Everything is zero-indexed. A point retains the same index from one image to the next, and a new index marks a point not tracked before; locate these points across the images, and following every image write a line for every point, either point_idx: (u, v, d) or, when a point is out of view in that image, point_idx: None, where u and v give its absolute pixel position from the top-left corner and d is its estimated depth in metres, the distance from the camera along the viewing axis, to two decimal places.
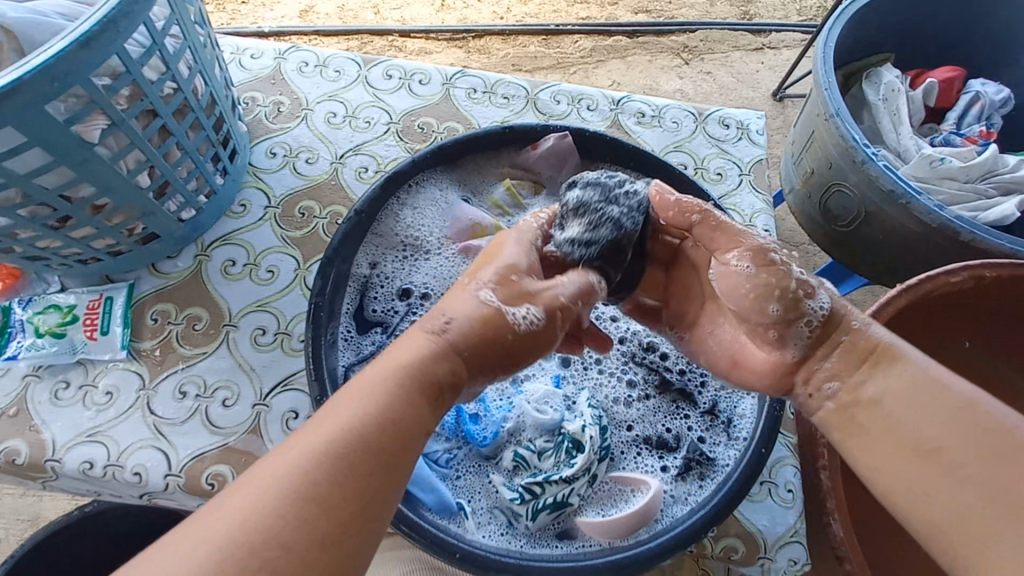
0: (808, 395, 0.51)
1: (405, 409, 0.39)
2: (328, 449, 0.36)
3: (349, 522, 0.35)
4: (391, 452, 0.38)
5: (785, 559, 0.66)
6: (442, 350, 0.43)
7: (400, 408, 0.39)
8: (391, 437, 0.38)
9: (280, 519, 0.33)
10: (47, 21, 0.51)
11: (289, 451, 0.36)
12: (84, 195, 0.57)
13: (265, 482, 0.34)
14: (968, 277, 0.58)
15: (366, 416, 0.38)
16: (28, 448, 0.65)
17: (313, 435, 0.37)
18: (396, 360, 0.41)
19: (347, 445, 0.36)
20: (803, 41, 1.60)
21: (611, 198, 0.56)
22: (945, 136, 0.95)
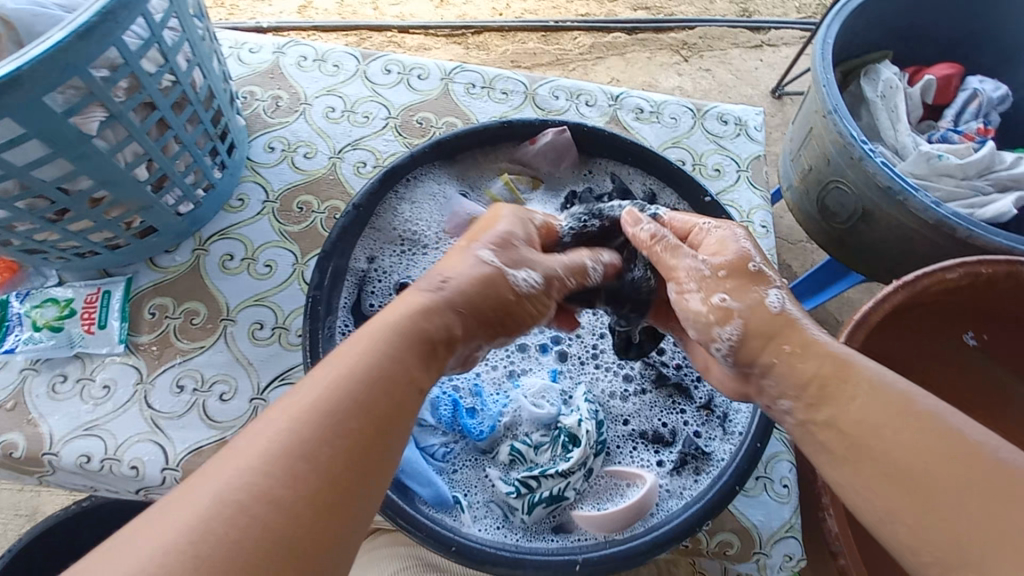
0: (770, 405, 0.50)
1: (396, 361, 0.40)
2: (320, 404, 0.36)
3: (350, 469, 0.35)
4: (384, 402, 0.38)
5: (781, 555, 0.67)
6: (432, 305, 0.44)
7: (393, 361, 0.40)
8: (385, 388, 0.39)
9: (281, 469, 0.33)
10: (45, 12, 0.51)
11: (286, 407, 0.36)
12: (82, 189, 0.57)
13: (263, 434, 0.34)
14: (962, 275, 0.59)
15: (359, 369, 0.38)
16: (25, 441, 0.65)
17: (305, 397, 0.36)
18: (388, 320, 0.42)
19: (341, 396, 0.37)
20: (802, 38, 1.60)
21: (595, 213, 0.63)
22: (943, 133, 0.95)
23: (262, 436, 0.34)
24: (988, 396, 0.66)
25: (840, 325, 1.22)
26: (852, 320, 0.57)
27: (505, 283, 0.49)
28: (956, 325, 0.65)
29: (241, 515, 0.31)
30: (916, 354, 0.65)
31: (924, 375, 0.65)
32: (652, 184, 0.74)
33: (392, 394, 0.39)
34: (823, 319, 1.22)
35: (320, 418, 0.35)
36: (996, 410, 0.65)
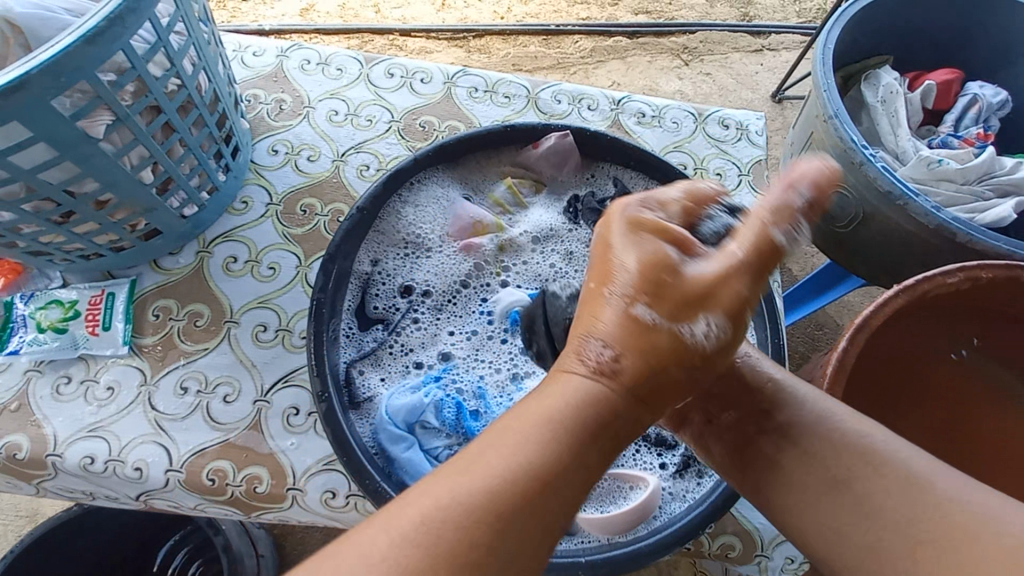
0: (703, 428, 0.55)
1: (574, 460, 0.34)
2: (497, 504, 0.32)
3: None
4: (558, 503, 0.33)
5: (782, 558, 0.67)
6: (611, 393, 0.37)
7: (568, 459, 0.34)
8: (561, 489, 0.34)
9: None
10: (54, 17, 0.51)
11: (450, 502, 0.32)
12: (88, 191, 0.57)
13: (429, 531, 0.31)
14: (963, 279, 0.59)
15: (530, 470, 0.33)
16: (30, 442, 0.65)
17: (479, 479, 0.33)
18: (560, 405, 0.36)
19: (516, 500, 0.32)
20: (802, 42, 1.61)
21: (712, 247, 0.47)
22: (942, 137, 0.95)
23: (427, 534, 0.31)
24: (992, 396, 0.66)
25: (840, 328, 1.22)
26: (853, 324, 0.57)
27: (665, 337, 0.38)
28: (957, 327, 0.65)
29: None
30: (915, 355, 0.65)
31: (924, 376, 0.66)
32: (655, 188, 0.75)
33: (567, 495, 0.34)
34: (823, 322, 1.22)
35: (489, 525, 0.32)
36: (995, 412, 0.65)
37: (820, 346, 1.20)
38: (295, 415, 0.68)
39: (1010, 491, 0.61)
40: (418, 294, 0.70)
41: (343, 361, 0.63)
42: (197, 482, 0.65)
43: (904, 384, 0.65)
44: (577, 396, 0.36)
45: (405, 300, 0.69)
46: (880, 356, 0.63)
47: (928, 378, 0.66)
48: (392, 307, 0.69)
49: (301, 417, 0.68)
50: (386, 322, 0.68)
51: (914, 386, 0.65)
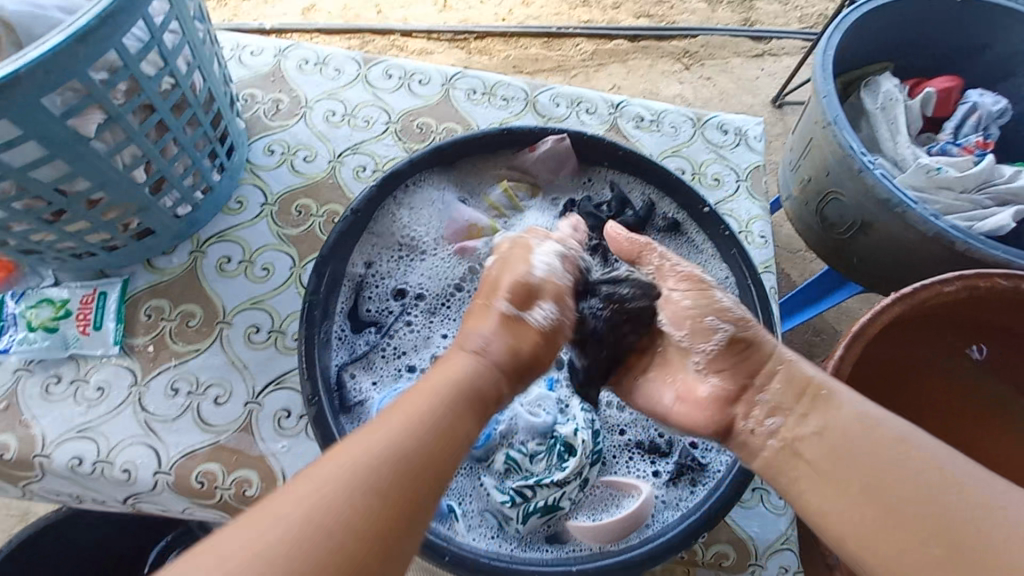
0: (750, 431, 0.52)
1: (463, 408, 0.43)
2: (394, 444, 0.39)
3: (423, 496, 0.38)
4: (451, 428, 0.42)
5: (775, 568, 0.66)
6: (481, 366, 0.47)
7: (458, 400, 0.44)
8: (447, 434, 0.41)
9: (361, 497, 0.35)
10: (45, 15, 0.51)
11: (362, 449, 0.38)
12: (80, 190, 0.57)
13: (346, 466, 0.36)
14: (961, 288, 0.58)
15: (419, 418, 0.41)
16: (18, 442, 0.65)
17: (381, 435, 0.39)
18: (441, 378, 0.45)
19: (416, 436, 0.40)
20: (804, 48, 1.60)
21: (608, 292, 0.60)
22: (942, 145, 0.95)
23: (343, 468, 0.36)
24: (983, 407, 0.65)
25: (838, 335, 1.22)
26: (850, 332, 0.57)
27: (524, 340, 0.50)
28: (954, 335, 0.64)
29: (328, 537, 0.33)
30: (915, 363, 0.65)
31: (918, 386, 0.65)
32: (652, 194, 0.74)
33: (462, 433, 0.42)
34: (821, 328, 1.22)
35: (399, 460, 0.38)
36: (990, 422, 0.65)
37: (818, 352, 1.19)
38: (286, 418, 0.68)
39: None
40: (412, 297, 0.70)
41: (335, 364, 0.62)
42: (186, 484, 0.64)
43: (904, 390, 0.65)
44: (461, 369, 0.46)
45: (399, 303, 0.69)
46: (881, 363, 0.63)
47: (925, 386, 0.66)
48: (386, 310, 0.68)
49: (293, 420, 0.68)
50: (379, 325, 0.67)
51: (913, 392, 0.65)
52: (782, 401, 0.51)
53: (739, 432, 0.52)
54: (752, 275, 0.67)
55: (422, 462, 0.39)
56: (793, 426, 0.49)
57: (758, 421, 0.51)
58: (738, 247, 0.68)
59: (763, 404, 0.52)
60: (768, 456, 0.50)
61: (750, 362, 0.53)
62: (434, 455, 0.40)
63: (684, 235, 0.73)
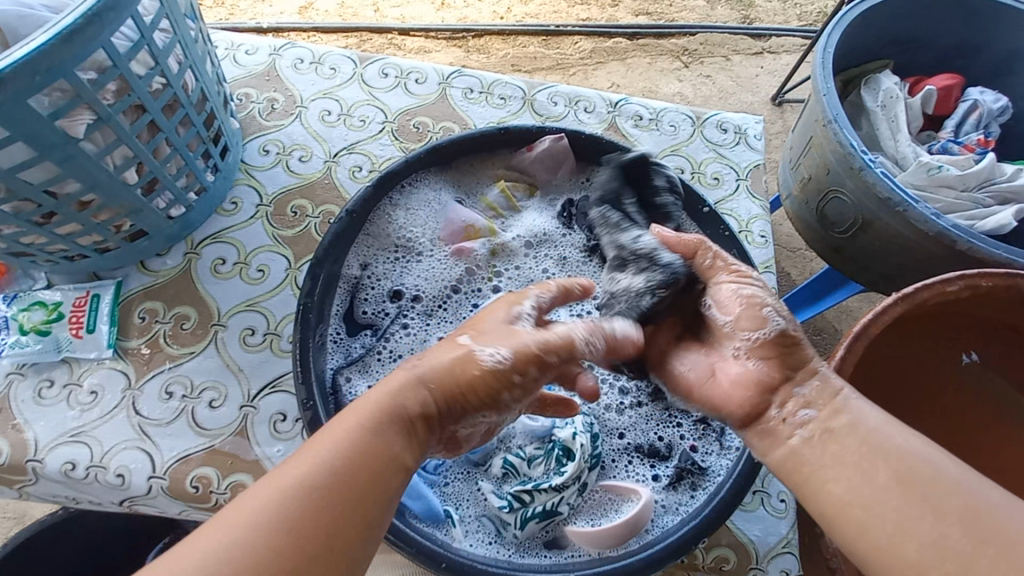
0: (780, 420, 0.49)
1: (385, 426, 0.42)
2: (329, 469, 0.39)
3: (334, 525, 0.37)
4: (367, 450, 0.40)
5: (777, 571, 0.66)
6: (412, 380, 0.44)
7: (383, 420, 0.42)
8: (362, 457, 0.40)
9: (260, 532, 0.35)
10: (32, 14, 0.50)
11: (269, 483, 0.37)
12: (71, 192, 0.56)
13: (267, 498, 0.37)
14: (963, 287, 0.57)
15: (332, 442, 0.40)
16: (10, 447, 0.64)
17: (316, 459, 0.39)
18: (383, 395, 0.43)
19: (328, 462, 0.39)
20: (803, 45, 1.59)
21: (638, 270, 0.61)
22: (942, 143, 0.94)
23: (246, 507, 0.36)
24: (987, 407, 0.65)
25: (839, 334, 1.21)
26: (851, 332, 0.56)
27: (472, 363, 0.46)
28: (956, 335, 0.64)
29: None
30: (917, 363, 0.64)
31: (921, 387, 0.65)
32: None
33: (383, 453, 0.41)
34: (822, 327, 1.21)
35: (306, 490, 0.37)
36: (993, 424, 0.64)
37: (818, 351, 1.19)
38: (282, 422, 0.67)
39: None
40: (408, 300, 0.69)
41: (330, 367, 0.62)
42: (181, 489, 0.63)
43: (907, 391, 0.64)
44: (388, 385, 0.44)
45: (394, 306, 0.68)
46: (883, 363, 0.62)
47: (928, 387, 0.65)
48: (382, 312, 0.67)
49: (289, 424, 0.67)
50: (375, 328, 0.66)
51: (915, 394, 0.64)
52: (819, 395, 0.48)
53: (771, 420, 0.49)
54: None
55: (333, 489, 0.38)
56: (825, 419, 0.46)
57: (791, 411, 0.48)
58: (737, 246, 0.68)
59: (796, 397, 0.48)
60: (794, 446, 0.47)
61: (793, 358, 0.50)
62: (348, 480, 0.39)
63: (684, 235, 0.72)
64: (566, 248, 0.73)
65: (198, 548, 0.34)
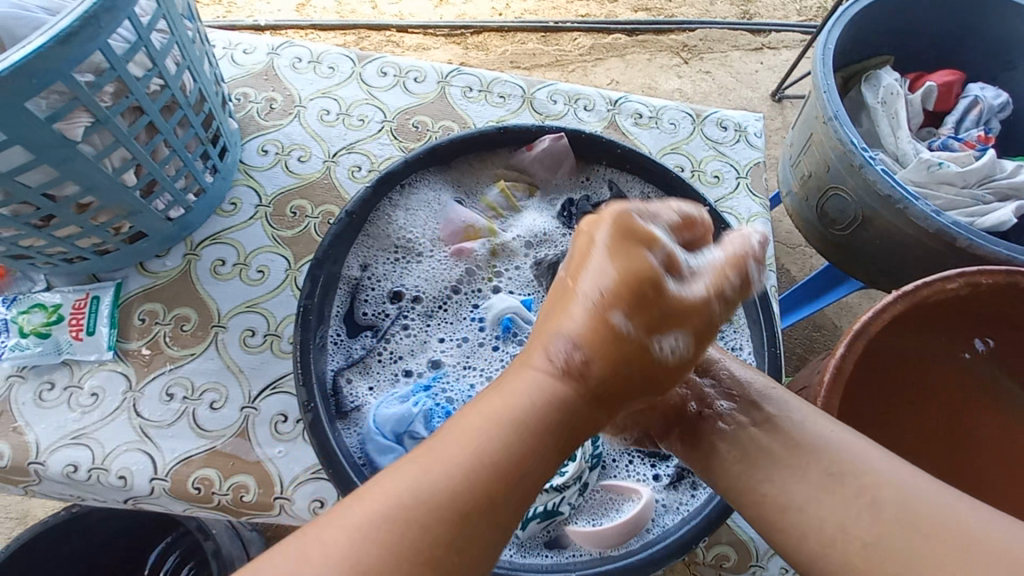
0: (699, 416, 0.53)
1: (542, 441, 0.38)
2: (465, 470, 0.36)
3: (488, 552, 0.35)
4: (524, 473, 0.37)
5: (777, 568, 0.66)
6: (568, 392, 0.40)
7: (537, 438, 0.38)
8: (515, 478, 0.37)
9: (411, 566, 0.33)
10: (28, 16, 0.50)
11: (419, 508, 0.35)
12: (69, 194, 0.56)
13: (401, 483, 0.36)
14: (963, 285, 0.58)
15: (487, 462, 0.36)
16: (11, 450, 0.64)
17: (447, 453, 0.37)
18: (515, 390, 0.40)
19: (487, 488, 0.36)
20: (803, 41, 1.59)
21: None
22: (943, 140, 0.94)
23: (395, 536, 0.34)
24: (989, 403, 0.65)
25: (839, 330, 1.21)
26: (851, 329, 0.56)
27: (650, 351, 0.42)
28: (958, 330, 0.64)
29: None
30: (918, 360, 0.64)
31: (923, 384, 0.65)
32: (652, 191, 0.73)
33: (536, 473, 0.38)
34: (822, 323, 1.21)
35: (431, 497, 0.35)
36: (987, 419, 0.64)
37: (818, 348, 1.19)
38: (283, 423, 0.67)
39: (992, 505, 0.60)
40: (408, 300, 0.69)
41: (331, 369, 0.62)
42: (183, 490, 0.64)
43: (906, 384, 0.64)
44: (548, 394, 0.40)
45: (394, 307, 0.68)
46: (881, 359, 0.62)
47: (926, 381, 0.65)
48: (382, 313, 0.67)
49: (289, 425, 0.67)
50: (375, 329, 0.66)
51: (914, 389, 0.64)
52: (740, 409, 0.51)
53: (691, 420, 0.53)
54: None
55: (486, 518, 0.35)
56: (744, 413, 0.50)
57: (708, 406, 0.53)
58: None
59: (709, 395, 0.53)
60: (721, 451, 0.50)
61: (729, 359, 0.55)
62: (500, 508, 0.36)
63: None
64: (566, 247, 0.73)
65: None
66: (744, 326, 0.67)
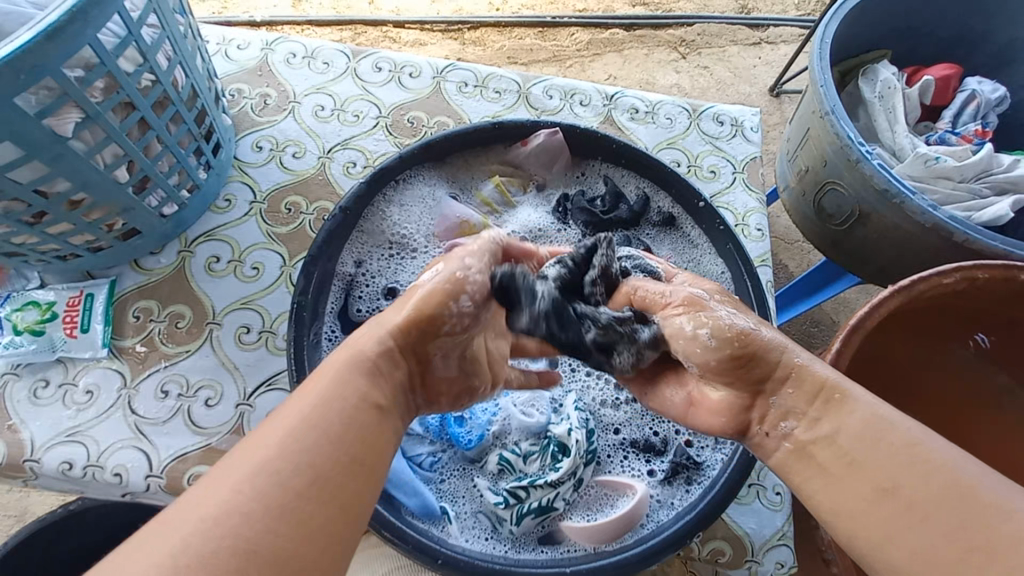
0: (764, 433, 0.46)
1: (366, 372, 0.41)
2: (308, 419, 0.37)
3: (332, 465, 0.36)
4: (347, 397, 0.39)
5: (773, 562, 0.66)
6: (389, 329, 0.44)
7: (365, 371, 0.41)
8: (361, 405, 0.39)
9: (250, 486, 0.33)
10: (16, 11, 0.50)
11: (254, 441, 0.36)
12: (61, 191, 0.55)
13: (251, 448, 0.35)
14: (959, 279, 0.57)
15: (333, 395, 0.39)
16: (6, 447, 0.64)
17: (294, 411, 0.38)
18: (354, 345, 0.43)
19: (312, 410, 0.38)
20: (801, 35, 1.58)
21: None
22: (940, 134, 0.93)
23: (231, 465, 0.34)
24: (982, 398, 0.65)
25: (836, 326, 1.21)
26: (847, 325, 0.56)
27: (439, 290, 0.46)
28: (953, 326, 0.64)
29: (219, 542, 0.31)
30: (913, 355, 0.64)
31: (917, 378, 0.65)
32: (647, 187, 0.74)
33: (367, 391, 0.40)
34: (819, 318, 1.21)
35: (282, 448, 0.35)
36: (982, 416, 0.64)
37: (816, 343, 1.19)
38: None
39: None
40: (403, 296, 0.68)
41: None
42: (179, 487, 0.64)
43: (902, 378, 0.64)
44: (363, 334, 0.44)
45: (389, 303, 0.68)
46: (876, 355, 0.62)
47: (923, 376, 0.65)
48: (377, 309, 0.67)
49: None
50: None
51: (910, 385, 0.64)
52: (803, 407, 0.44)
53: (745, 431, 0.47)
54: (749, 269, 0.66)
55: (318, 433, 0.37)
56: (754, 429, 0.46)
57: (773, 424, 0.45)
58: (734, 240, 0.67)
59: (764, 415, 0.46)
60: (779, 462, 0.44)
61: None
62: (323, 426, 0.37)
63: (681, 230, 0.72)
64: (561, 243, 0.73)
65: (187, 515, 0.32)
66: None
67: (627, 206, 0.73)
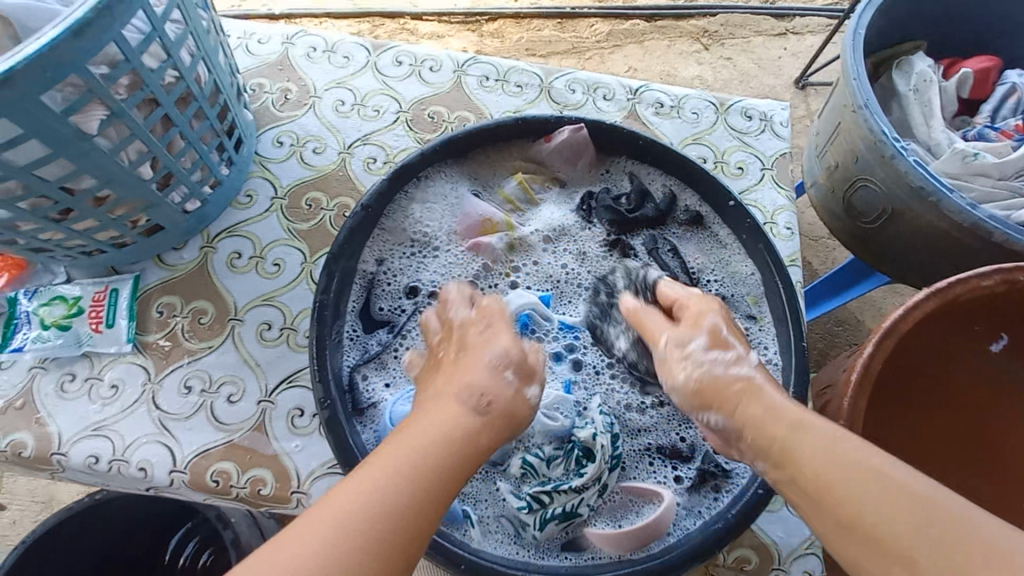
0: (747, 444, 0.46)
1: (446, 458, 0.44)
2: (396, 484, 0.41)
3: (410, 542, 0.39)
4: (436, 495, 0.42)
5: (800, 572, 0.65)
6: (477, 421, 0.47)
7: (452, 441, 0.45)
8: (447, 480, 0.43)
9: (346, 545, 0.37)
10: (42, 7, 0.49)
11: (324, 515, 0.38)
12: (86, 188, 0.56)
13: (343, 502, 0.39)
14: (1000, 281, 0.55)
15: (427, 459, 0.43)
16: (34, 440, 0.65)
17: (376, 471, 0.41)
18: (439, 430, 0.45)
19: (406, 476, 0.41)
20: (828, 26, 1.54)
21: (656, 255, 0.70)
22: (979, 130, 0.89)
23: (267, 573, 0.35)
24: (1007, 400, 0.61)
25: (863, 326, 1.18)
26: (881, 327, 0.54)
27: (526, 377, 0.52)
28: (981, 327, 0.60)
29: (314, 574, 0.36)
30: (936, 359, 0.60)
31: (940, 382, 0.61)
32: (674, 184, 0.72)
33: (452, 484, 0.43)
34: (845, 319, 1.18)
35: (375, 504, 0.39)
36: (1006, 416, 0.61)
37: (841, 344, 1.16)
38: (300, 417, 0.67)
39: (1009, 508, 0.59)
40: (425, 295, 0.68)
41: (346, 365, 0.62)
42: (202, 483, 0.64)
43: (922, 385, 0.61)
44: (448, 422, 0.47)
45: (411, 302, 0.67)
46: (898, 360, 0.58)
47: (944, 384, 0.61)
48: (399, 308, 0.66)
49: (307, 419, 0.67)
50: (392, 325, 0.65)
51: (930, 388, 0.61)
52: None
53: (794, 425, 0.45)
54: (779, 267, 0.64)
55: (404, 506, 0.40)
56: None
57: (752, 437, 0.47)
58: (764, 241, 0.65)
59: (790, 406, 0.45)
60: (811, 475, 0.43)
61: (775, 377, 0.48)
62: (406, 501, 0.40)
63: (707, 228, 0.70)
64: (584, 242, 0.71)
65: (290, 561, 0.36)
66: (770, 324, 0.65)
67: (650, 208, 0.71)
